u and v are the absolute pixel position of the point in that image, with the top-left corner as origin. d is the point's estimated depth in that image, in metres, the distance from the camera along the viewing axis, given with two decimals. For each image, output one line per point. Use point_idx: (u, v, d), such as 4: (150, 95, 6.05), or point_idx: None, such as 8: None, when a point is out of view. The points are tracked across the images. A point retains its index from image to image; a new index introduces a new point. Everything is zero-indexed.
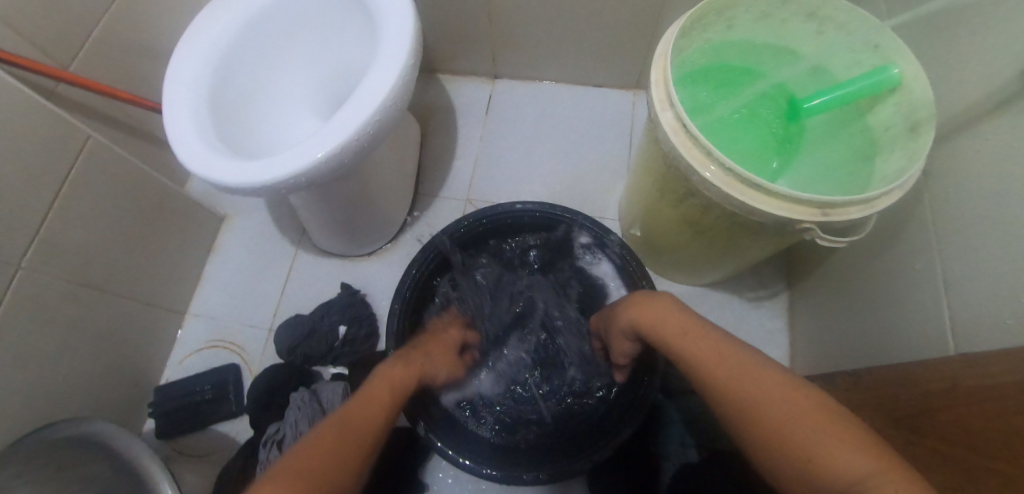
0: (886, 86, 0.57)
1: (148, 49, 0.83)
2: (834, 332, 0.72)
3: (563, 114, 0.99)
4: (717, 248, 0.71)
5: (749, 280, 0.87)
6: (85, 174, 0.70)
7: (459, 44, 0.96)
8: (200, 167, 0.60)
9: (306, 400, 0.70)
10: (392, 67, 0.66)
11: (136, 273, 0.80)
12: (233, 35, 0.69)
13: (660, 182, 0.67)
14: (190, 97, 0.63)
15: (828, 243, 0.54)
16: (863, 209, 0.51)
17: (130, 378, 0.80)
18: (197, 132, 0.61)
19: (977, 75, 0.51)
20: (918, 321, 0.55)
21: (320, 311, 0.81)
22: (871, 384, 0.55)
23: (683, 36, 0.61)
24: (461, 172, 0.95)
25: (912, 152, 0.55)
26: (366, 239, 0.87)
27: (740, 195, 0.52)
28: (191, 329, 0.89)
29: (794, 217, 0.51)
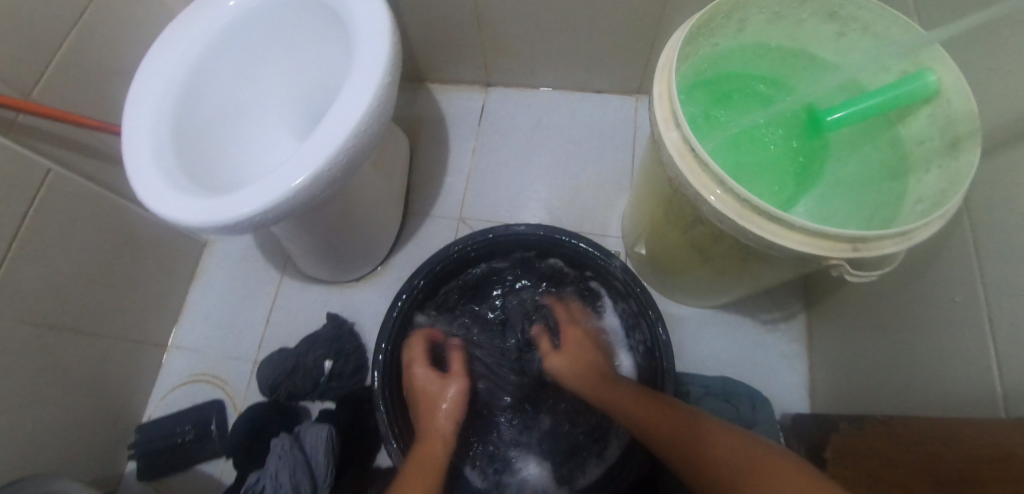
0: (922, 96, 0.50)
1: (115, 70, 0.78)
2: (860, 364, 0.65)
3: (560, 123, 0.93)
4: (729, 275, 0.64)
5: (763, 301, 0.81)
6: (46, 210, 0.65)
7: (448, 52, 0.90)
8: (162, 206, 0.55)
9: (287, 448, 0.64)
10: (366, 82, 0.60)
11: (111, 308, 0.76)
12: (198, 58, 0.64)
13: (665, 206, 0.60)
14: (151, 128, 0.59)
15: (858, 279, 0.47)
16: (899, 243, 0.44)
17: (108, 419, 0.76)
18: (158, 167, 0.56)
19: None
20: (963, 365, 0.48)
21: (303, 345, 0.76)
22: (907, 436, 0.49)
23: (687, 44, 0.54)
24: (452, 189, 0.90)
25: (952, 173, 0.48)
26: (353, 265, 0.82)
27: (758, 229, 0.46)
28: (173, 363, 0.85)
29: (819, 253, 0.45)
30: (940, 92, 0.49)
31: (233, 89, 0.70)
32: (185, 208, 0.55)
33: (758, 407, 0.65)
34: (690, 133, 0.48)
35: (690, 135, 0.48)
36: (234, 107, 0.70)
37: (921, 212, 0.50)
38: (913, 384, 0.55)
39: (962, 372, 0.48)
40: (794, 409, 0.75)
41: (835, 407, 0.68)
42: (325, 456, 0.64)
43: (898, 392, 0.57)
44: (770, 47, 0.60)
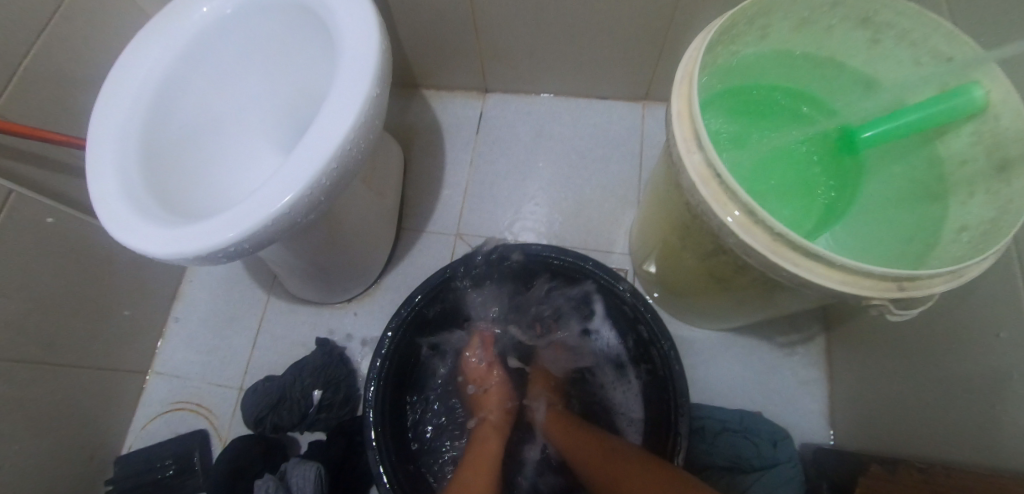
0: (969, 113, 0.45)
1: (85, 80, 0.73)
2: (888, 396, 0.61)
3: (563, 131, 0.88)
4: (747, 301, 0.60)
5: (780, 322, 0.76)
6: (8, 236, 0.60)
7: (444, 57, 0.84)
8: (126, 236, 0.50)
9: (272, 490, 0.59)
10: (351, 95, 0.54)
11: (84, 336, 0.71)
12: (169, 69, 0.59)
13: (680, 230, 0.56)
14: (116, 148, 0.53)
15: (899, 318, 0.42)
16: (950, 281, 0.39)
17: (84, 454, 0.71)
18: (123, 192, 0.51)
19: None
20: (1013, 414, 0.43)
21: (291, 374, 0.71)
22: (952, 491, 0.44)
23: (706, 54, 0.49)
24: (449, 203, 0.85)
25: (1002, 199, 0.43)
26: (343, 286, 0.78)
27: (791, 266, 0.41)
28: (154, 390, 0.80)
29: (860, 293, 0.40)
30: (987, 108, 0.44)
31: (209, 101, 0.65)
32: (151, 238, 0.50)
33: (779, 444, 0.62)
34: (715, 156, 0.43)
35: (715, 158, 0.43)
36: (210, 121, 0.65)
37: (966, 242, 0.45)
38: (952, 426, 0.51)
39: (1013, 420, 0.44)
40: (814, 439, 0.70)
41: (863, 441, 0.63)
42: None
43: (934, 432, 0.53)
44: (794, 55, 0.55)
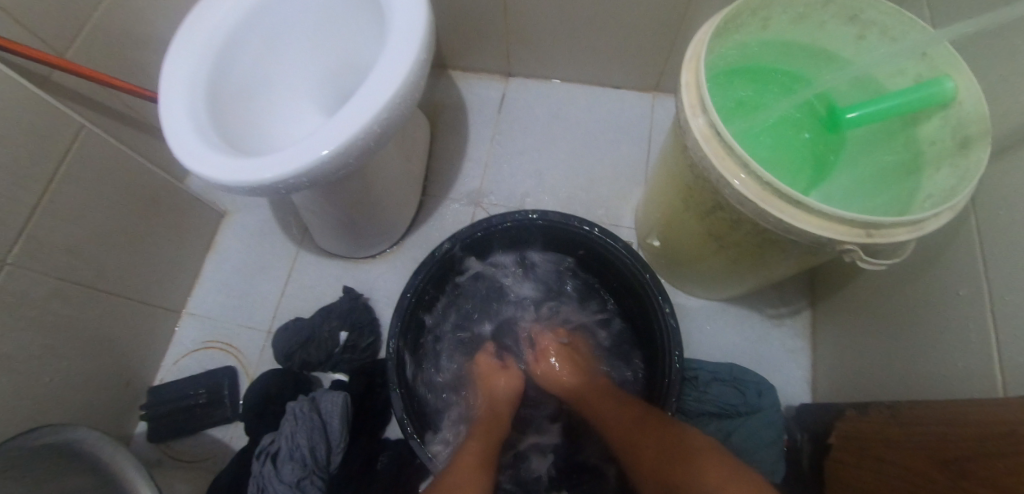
0: (938, 101, 0.52)
1: (144, 37, 0.80)
2: (865, 356, 0.68)
3: (578, 115, 0.95)
4: (740, 264, 0.67)
5: (771, 296, 0.83)
6: (76, 166, 0.66)
7: (472, 41, 0.92)
8: (196, 163, 0.57)
9: (303, 411, 0.65)
10: (400, 59, 0.62)
11: (129, 271, 0.76)
12: (233, 27, 0.66)
13: (684, 193, 0.63)
14: (185, 90, 0.60)
15: (868, 265, 0.50)
16: (911, 231, 0.47)
17: (122, 380, 0.77)
18: (194, 126, 0.58)
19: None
20: (966, 355, 0.51)
21: (319, 316, 0.78)
22: (910, 419, 0.51)
23: (715, 37, 0.57)
24: (470, 173, 0.92)
25: (962, 172, 0.51)
26: (371, 241, 0.84)
27: (776, 212, 0.48)
28: (186, 329, 0.85)
29: (834, 237, 0.47)
30: (954, 96, 0.52)
31: (265, 58, 0.71)
32: (220, 168, 0.57)
33: (764, 393, 0.67)
34: (716, 118, 0.50)
35: (717, 120, 0.50)
36: (263, 76, 0.71)
37: (929, 207, 0.52)
38: (914, 374, 0.58)
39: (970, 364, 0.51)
40: (797, 401, 0.77)
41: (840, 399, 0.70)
42: (339, 423, 0.65)
43: (899, 382, 0.60)
44: (794, 46, 0.62)
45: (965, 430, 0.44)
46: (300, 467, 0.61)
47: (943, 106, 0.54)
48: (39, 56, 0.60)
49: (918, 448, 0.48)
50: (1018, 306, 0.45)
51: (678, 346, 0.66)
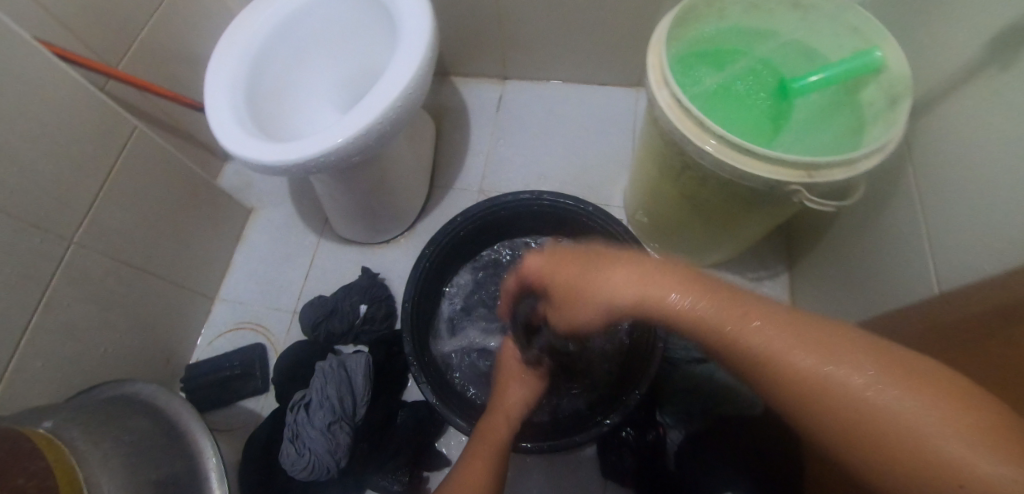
0: (870, 68, 0.62)
1: (183, 54, 0.91)
2: (835, 303, 0.75)
3: (569, 111, 1.05)
4: (715, 224, 0.75)
5: (751, 262, 0.91)
6: (130, 161, 0.76)
7: (470, 49, 1.03)
8: (243, 150, 0.67)
9: (332, 368, 0.73)
10: (411, 56, 0.72)
11: (170, 257, 0.85)
12: (264, 41, 0.77)
13: (659, 161, 0.72)
14: (228, 94, 0.70)
15: (815, 205, 0.59)
16: (846, 172, 0.56)
17: (163, 356, 0.85)
18: (238, 122, 0.69)
19: (954, 54, 0.57)
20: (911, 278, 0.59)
21: (341, 292, 0.86)
22: None
23: (677, 25, 0.67)
24: (473, 165, 1.01)
25: (891, 123, 0.60)
26: (385, 226, 0.93)
27: (733, 162, 0.57)
28: (219, 313, 0.94)
29: (781, 179, 0.57)
30: (882, 62, 0.62)
31: (291, 65, 0.82)
32: (263, 152, 0.67)
33: None
34: (678, 90, 0.59)
35: (678, 91, 0.59)
36: (291, 80, 0.82)
37: None
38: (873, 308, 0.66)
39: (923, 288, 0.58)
40: None
41: None
42: (364, 378, 0.73)
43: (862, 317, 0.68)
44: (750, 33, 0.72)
45: (920, 331, 0.51)
46: (330, 415, 0.69)
47: (876, 73, 0.63)
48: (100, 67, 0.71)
49: None
50: (959, 227, 0.54)
51: None
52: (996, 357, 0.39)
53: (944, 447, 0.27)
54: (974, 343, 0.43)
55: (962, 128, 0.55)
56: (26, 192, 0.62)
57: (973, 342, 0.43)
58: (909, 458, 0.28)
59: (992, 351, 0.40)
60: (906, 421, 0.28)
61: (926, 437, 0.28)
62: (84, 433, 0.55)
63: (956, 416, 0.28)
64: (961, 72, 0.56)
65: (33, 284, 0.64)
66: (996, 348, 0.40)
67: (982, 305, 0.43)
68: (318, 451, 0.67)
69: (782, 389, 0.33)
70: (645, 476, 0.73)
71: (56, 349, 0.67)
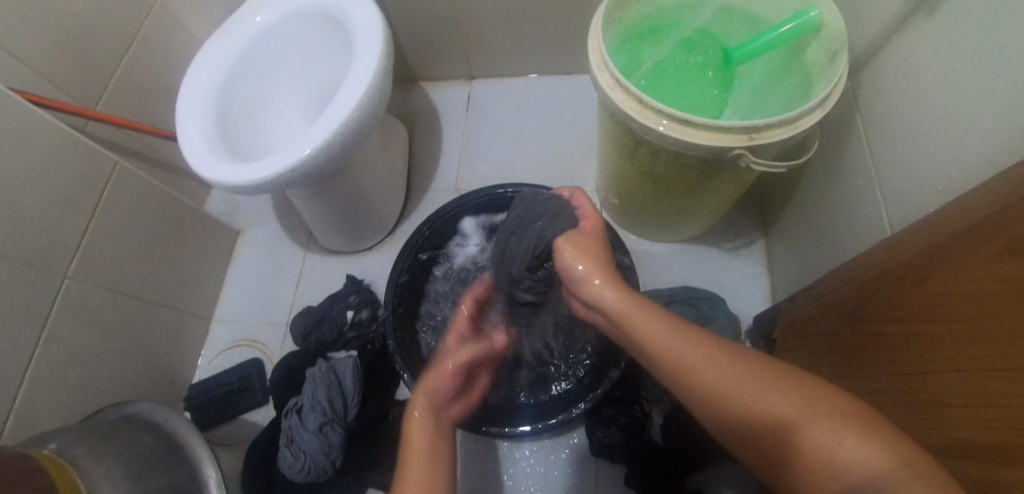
0: (806, 28, 0.63)
1: (159, 88, 0.95)
2: (807, 263, 0.76)
3: (536, 103, 1.07)
4: (679, 197, 0.76)
5: (726, 232, 0.92)
6: (115, 195, 0.80)
7: (434, 53, 1.05)
8: (215, 174, 0.70)
9: (322, 372, 0.76)
10: (367, 64, 0.74)
11: (164, 283, 0.89)
12: (228, 69, 0.80)
13: (615, 142, 0.73)
14: (197, 122, 0.74)
15: (763, 168, 0.60)
16: (788, 131, 0.57)
17: (166, 378, 0.88)
18: (209, 148, 0.72)
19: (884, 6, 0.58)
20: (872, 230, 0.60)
21: (328, 301, 0.89)
22: (826, 294, 0.60)
23: (616, 8, 0.68)
24: (448, 166, 1.04)
25: (831, 80, 0.61)
26: (366, 234, 0.96)
27: (676, 133, 0.59)
28: (217, 333, 0.97)
29: (724, 146, 0.58)
30: (818, 20, 0.62)
31: (256, 88, 0.85)
32: (235, 173, 0.70)
33: (717, 306, 0.78)
34: (616, 70, 0.61)
35: (617, 71, 0.61)
36: (258, 102, 0.85)
37: None
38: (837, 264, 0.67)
39: (877, 239, 0.59)
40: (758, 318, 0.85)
41: None
42: (353, 378, 0.76)
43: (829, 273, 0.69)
44: (692, 7, 0.73)
45: (869, 277, 0.52)
46: (322, 416, 0.72)
47: (815, 32, 0.64)
48: (77, 109, 0.75)
49: (836, 312, 0.57)
50: (902, 175, 0.55)
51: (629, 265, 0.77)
52: (940, 295, 0.41)
53: (841, 447, 0.36)
54: (920, 284, 0.44)
55: (898, 77, 0.56)
56: (17, 233, 0.66)
57: (919, 283, 0.44)
58: (823, 465, 0.37)
59: (940, 291, 0.41)
60: (826, 434, 0.38)
61: (830, 440, 0.37)
62: (87, 451, 0.58)
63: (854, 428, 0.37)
64: (892, 23, 0.57)
65: (32, 319, 0.68)
66: (963, 267, 0.39)
67: (924, 241, 0.45)
68: (313, 453, 0.70)
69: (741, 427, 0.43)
70: (633, 450, 0.74)
71: (61, 379, 0.71)
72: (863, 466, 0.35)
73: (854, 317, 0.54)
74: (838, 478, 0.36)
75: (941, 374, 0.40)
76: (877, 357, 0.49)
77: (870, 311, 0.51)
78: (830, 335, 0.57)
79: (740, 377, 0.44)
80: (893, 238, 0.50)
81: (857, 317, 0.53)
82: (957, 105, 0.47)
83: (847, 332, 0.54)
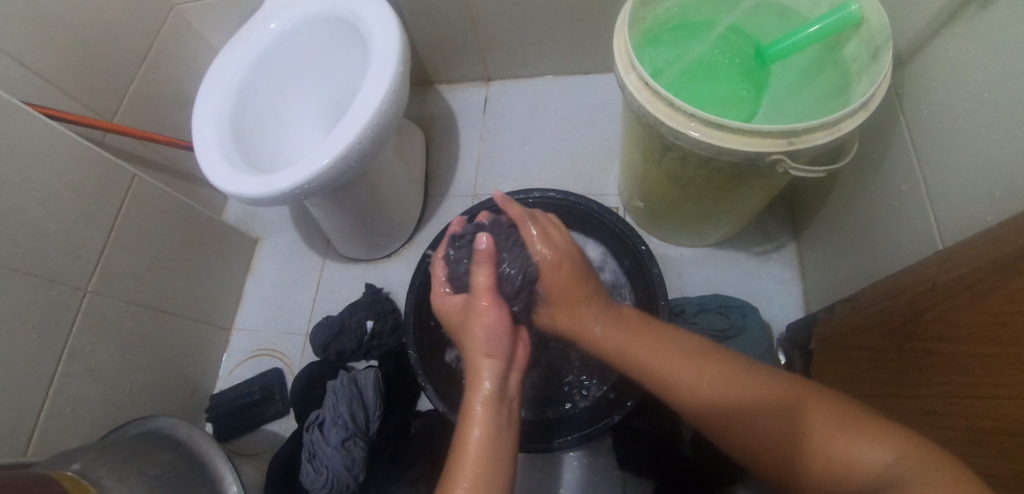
0: (846, 23, 0.59)
1: (175, 98, 0.95)
2: (844, 269, 0.73)
3: (555, 104, 1.04)
4: (707, 202, 0.73)
5: (755, 235, 0.89)
6: (134, 207, 0.79)
7: (450, 55, 1.03)
8: (235, 188, 0.69)
9: (344, 384, 0.75)
10: (384, 69, 0.72)
11: (184, 294, 0.89)
12: (242, 78, 0.79)
13: (640, 145, 0.71)
14: (213, 134, 0.73)
15: (803, 173, 0.57)
16: (829, 134, 0.54)
17: (188, 389, 0.88)
18: (226, 161, 0.71)
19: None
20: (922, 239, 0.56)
21: (347, 310, 0.88)
22: (870, 307, 0.57)
23: (642, 5, 0.65)
24: (465, 171, 1.02)
25: (874, 78, 0.57)
26: (384, 241, 0.94)
27: (709, 139, 0.56)
28: (237, 342, 0.97)
29: (760, 151, 0.55)
30: (859, 14, 0.59)
31: (271, 95, 0.84)
32: (254, 186, 0.69)
33: (748, 314, 0.76)
34: (645, 72, 0.58)
35: (645, 74, 0.58)
36: (274, 110, 0.84)
37: None
38: (881, 273, 0.63)
39: (926, 248, 0.56)
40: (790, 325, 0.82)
41: None
42: (375, 391, 0.75)
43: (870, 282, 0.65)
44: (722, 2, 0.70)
45: (918, 291, 0.49)
46: (344, 430, 0.71)
47: (855, 27, 0.60)
48: (96, 122, 0.74)
49: (883, 326, 0.54)
50: (954, 179, 0.51)
51: (654, 267, 0.74)
52: (1004, 312, 0.38)
53: (841, 445, 0.37)
54: (978, 305, 0.41)
55: (947, 75, 0.53)
56: (37, 249, 0.66)
57: (977, 304, 0.41)
58: (831, 464, 0.37)
59: (1001, 309, 0.38)
60: (837, 433, 0.37)
61: (834, 442, 0.37)
62: (110, 471, 0.57)
63: (850, 423, 0.37)
64: (940, 17, 0.53)
65: (54, 335, 0.67)
66: (1019, 289, 0.37)
67: (984, 254, 0.42)
68: (335, 468, 0.69)
69: (746, 440, 0.43)
70: (661, 464, 0.73)
71: (84, 392, 0.71)
72: (868, 462, 0.35)
73: (903, 334, 0.50)
74: (846, 476, 0.36)
75: (992, 398, 0.38)
76: (928, 380, 0.46)
77: (925, 327, 0.47)
78: (877, 350, 0.54)
79: (758, 392, 0.44)
80: (948, 250, 0.47)
81: (908, 334, 0.50)
82: (1018, 106, 0.44)
83: (895, 349, 0.51)
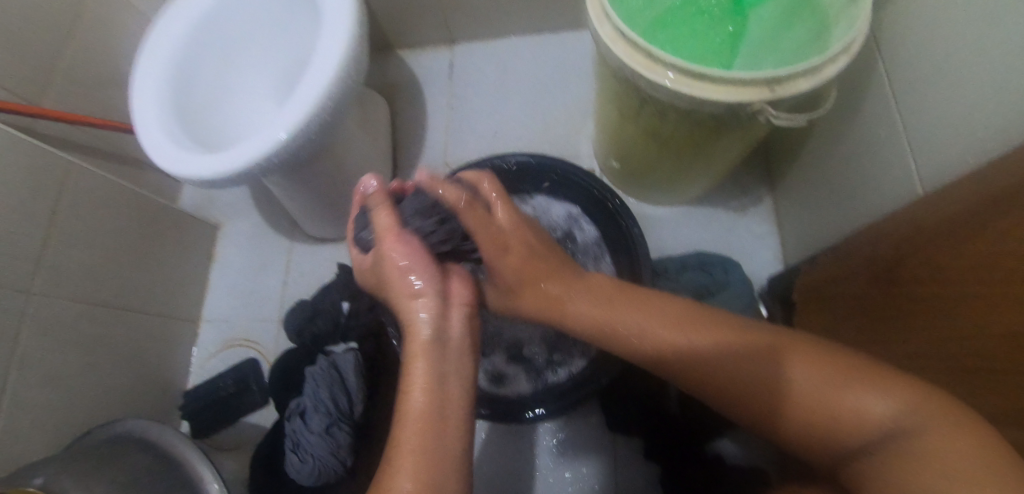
0: None
1: (109, 76, 0.86)
2: (822, 219, 0.73)
3: (523, 65, 1.00)
4: (686, 158, 0.71)
5: (732, 190, 0.88)
6: (76, 198, 0.73)
7: (410, 17, 0.97)
8: (189, 171, 0.63)
9: (323, 370, 0.71)
10: (337, 30, 0.67)
11: (143, 289, 0.83)
12: (181, 52, 0.72)
13: (616, 102, 0.68)
14: (157, 115, 0.67)
15: (784, 122, 0.55)
16: (811, 79, 0.52)
17: (158, 387, 0.84)
18: (175, 143, 0.65)
19: None
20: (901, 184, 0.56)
21: (319, 293, 0.84)
22: (852, 255, 0.57)
23: None
24: (434, 140, 0.97)
25: (854, 18, 0.55)
26: None
27: (689, 90, 0.53)
28: (206, 334, 0.93)
29: (743, 99, 0.53)
30: None
31: (216, 69, 0.77)
32: (210, 167, 0.63)
33: (729, 270, 0.76)
34: (620, 22, 0.55)
35: (620, 23, 0.55)
36: (220, 85, 0.78)
37: None
38: (860, 220, 0.63)
39: (905, 193, 0.55)
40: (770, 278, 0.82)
41: None
42: (357, 374, 0.72)
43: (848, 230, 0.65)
44: None
45: (902, 235, 0.49)
46: (327, 416, 0.68)
47: None
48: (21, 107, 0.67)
49: (865, 273, 0.54)
50: (935, 121, 0.51)
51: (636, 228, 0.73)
52: (987, 256, 0.38)
53: (853, 402, 0.35)
54: (962, 249, 0.41)
55: (927, 12, 0.51)
56: None
57: (961, 249, 0.41)
58: (836, 419, 0.36)
59: (984, 252, 0.38)
60: (842, 390, 0.36)
61: (836, 397, 0.36)
62: (78, 482, 0.53)
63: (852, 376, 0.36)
64: None
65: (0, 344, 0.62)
66: (1001, 231, 0.36)
67: (967, 195, 0.41)
68: (320, 455, 0.67)
69: (727, 392, 0.42)
70: (648, 424, 0.74)
71: (43, 401, 0.67)
72: (878, 414, 0.34)
73: (887, 280, 0.50)
74: (854, 430, 0.35)
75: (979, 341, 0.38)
76: (913, 327, 0.46)
77: (910, 274, 0.47)
78: (860, 296, 0.55)
79: (740, 344, 0.42)
80: (932, 194, 0.47)
81: (893, 281, 0.50)
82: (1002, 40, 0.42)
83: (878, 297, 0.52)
